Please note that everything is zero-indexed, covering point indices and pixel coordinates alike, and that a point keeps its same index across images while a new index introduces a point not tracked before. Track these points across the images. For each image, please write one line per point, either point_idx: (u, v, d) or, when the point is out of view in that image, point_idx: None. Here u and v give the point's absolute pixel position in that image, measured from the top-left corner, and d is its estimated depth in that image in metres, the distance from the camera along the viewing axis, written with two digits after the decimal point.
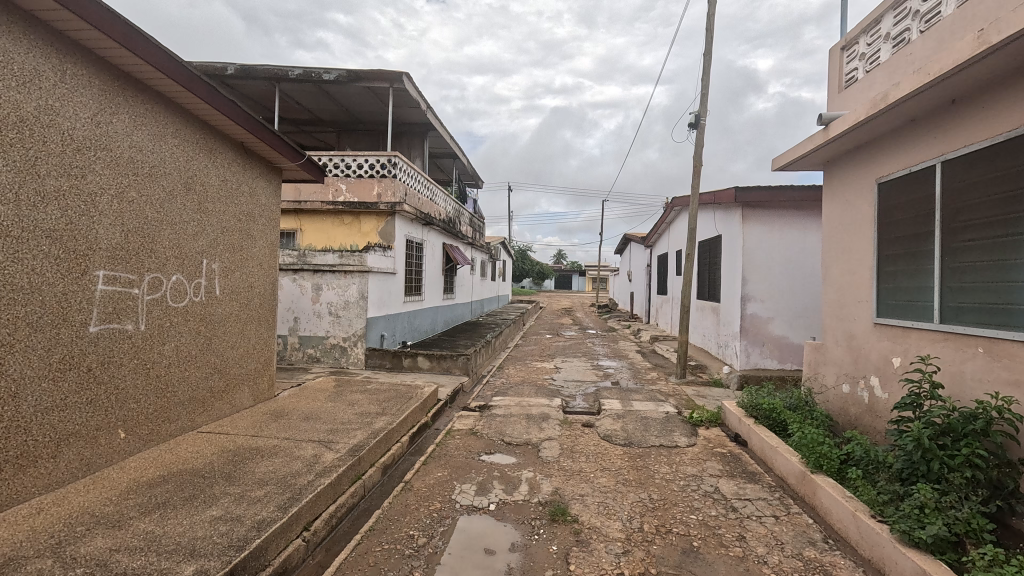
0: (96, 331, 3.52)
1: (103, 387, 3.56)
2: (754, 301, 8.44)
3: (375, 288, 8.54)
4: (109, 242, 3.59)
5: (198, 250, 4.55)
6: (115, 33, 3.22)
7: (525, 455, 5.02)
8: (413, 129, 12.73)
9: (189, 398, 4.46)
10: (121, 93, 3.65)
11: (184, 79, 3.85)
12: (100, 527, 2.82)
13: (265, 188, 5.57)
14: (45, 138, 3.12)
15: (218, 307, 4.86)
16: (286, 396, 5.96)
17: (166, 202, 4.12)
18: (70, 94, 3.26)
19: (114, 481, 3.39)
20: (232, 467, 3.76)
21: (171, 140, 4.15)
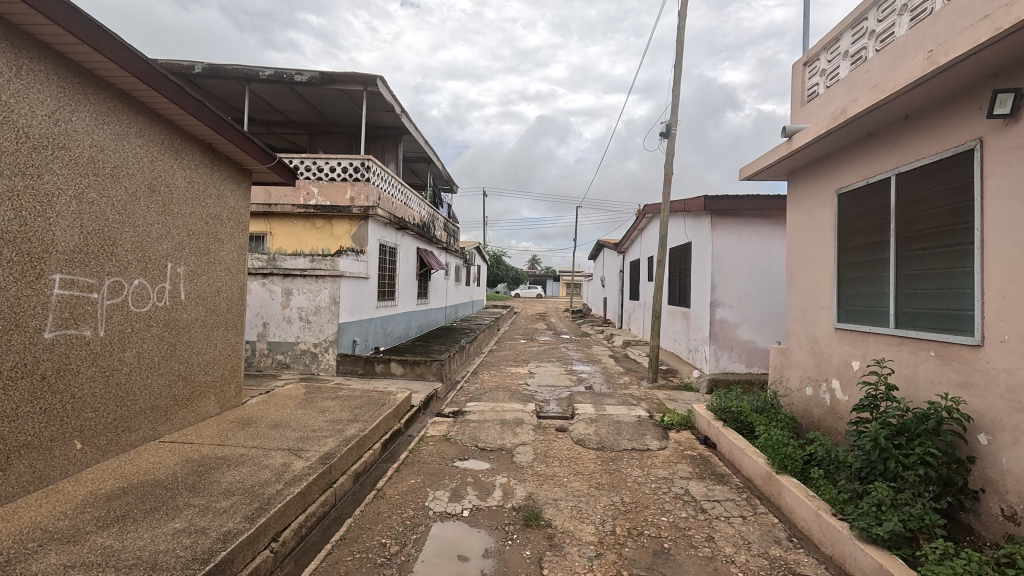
0: (52, 338, 3.37)
1: (60, 396, 3.41)
2: (723, 306, 8.65)
3: (346, 293, 8.42)
4: (67, 244, 3.46)
5: (162, 253, 4.41)
6: (75, 28, 3.11)
7: (500, 460, 5.01)
8: (388, 133, 12.65)
9: (150, 407, 4.30)
10: (81, 91, 3.52)
11: (150, 77, 3.74)
12: (53, 543, 2.70)
13: (233, 190, 5.44)
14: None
15: (183, 312, 4.71)
16: (254, 404, 5.80)
17: (130, 204, 4.00)
18: (26, 91, 3.14)
19: (69, 495, 3.24)
20: (197, 478, 3.64)
21: (135, 140, 4.02)
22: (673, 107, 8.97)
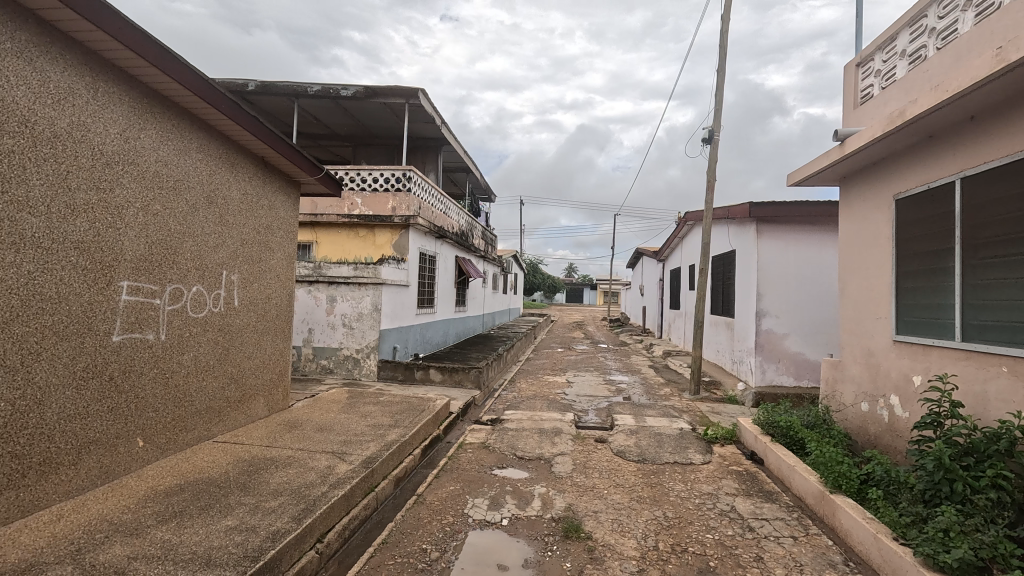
0: (119, 341, 3.59)
1: (125, 396, 3.63)
2: (769, 317, 8.36)
3: (388, 300, 8.62)
4: (134, 253, 3.69)
5: (218, 262, 4.64)
6: (146, 52, 3.34)
7: (538, 470, 4.98)
8: (428, 144, 12.92)
9: (206, 408, 4.51)
10: (149, 111, 3.77)
11: (211, 96, 3.96)
12: (118, 535, 2.86)
13: (284, 201, 5.68)
14: (77, 153, 3.22)
15: (236, 318, 4.93)
16: (299, 407, 5.99)
17: (190, 215, 4.23)
18: (102, 111, 3.38)
19: (132, 490, 3.43)
20: (247, 477, 3.79)
21: (195, 155, 4.26)
22: (716, 112, 8.79)
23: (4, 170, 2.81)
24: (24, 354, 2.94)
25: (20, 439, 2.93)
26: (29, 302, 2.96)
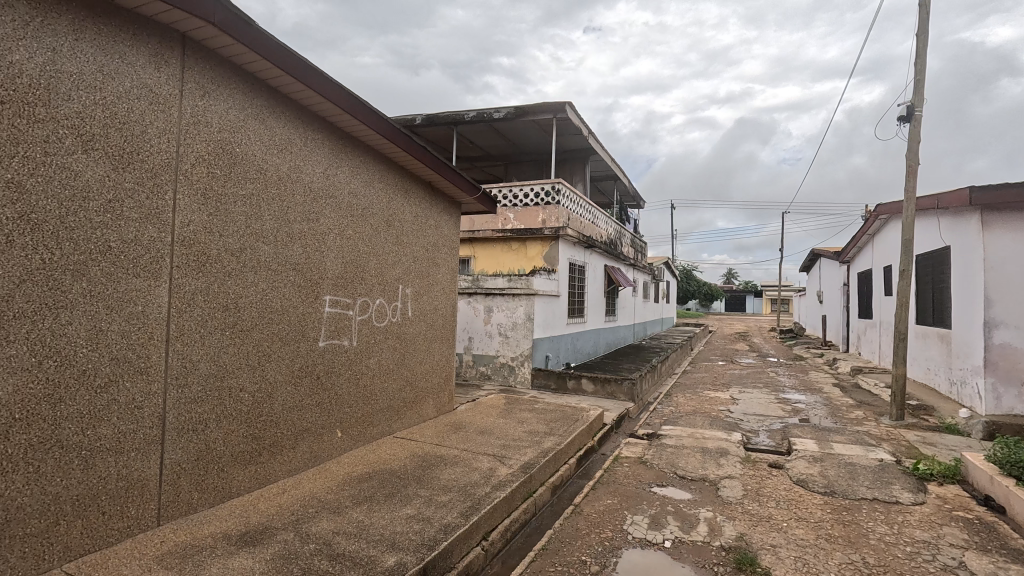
0: (323, 345, 4.25)
1: (328, 393, 4.28)
2: (1004, 327, 6.68)
3: (540, 310, 8.87)
4: (333, 272, 4.36)
5: (396, 277, 5.25)
6: (341, 101, 3.94)
7: (702, 492, 4.63)
8: (576, 155, 13.08)
9: (387, 407, 5.11)
10: (343, 150, 4.44)
11: (389, 132, 4.52)
12: (325, 511, 3.37)
13: (448, 220, 6.22)
14: (294, 192, 3.93)
15: (410, 327, 5.51)
16: (463, 410, 6.44)
17: (374, 237, 4.87)
18: (311, 155, 4.08)
19: (333, 474, 4.03)
20: (421, 472, 4.18)
21: (377, 185, 4.90)
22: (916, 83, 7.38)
23: (247, 209, 3.54)
24: (260, 355, 3.65)
25: (258, 424, 3.63)
26: (263, 314, 3.67)
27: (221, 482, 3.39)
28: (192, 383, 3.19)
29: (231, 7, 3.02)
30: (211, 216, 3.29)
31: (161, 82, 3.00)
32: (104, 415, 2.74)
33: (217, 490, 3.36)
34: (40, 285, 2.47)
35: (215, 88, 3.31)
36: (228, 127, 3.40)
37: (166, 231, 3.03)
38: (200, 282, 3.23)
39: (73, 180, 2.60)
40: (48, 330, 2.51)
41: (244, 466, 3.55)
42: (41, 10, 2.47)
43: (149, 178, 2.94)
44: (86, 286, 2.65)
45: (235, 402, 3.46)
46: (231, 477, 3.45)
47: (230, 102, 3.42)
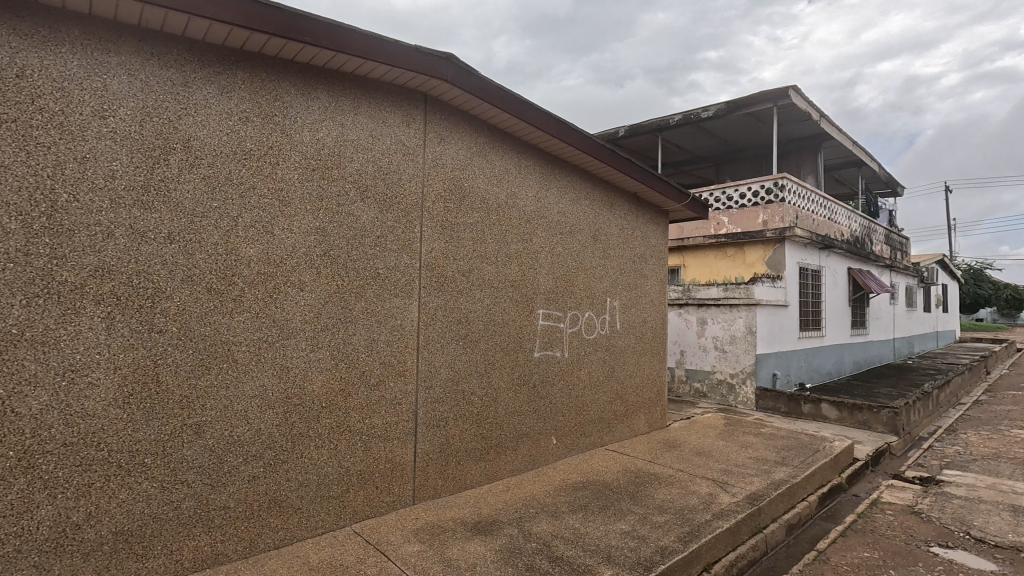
0: (539, 356, 4.54)
1: (544, 402, 4.56)
2: None
3: (764, 323, 7.95)
4: (546, 287, 4.63)
5: (603, 290, 5.32)
6: (549, 127, 4.22)
7: (1015, 566, 3.48)
8: (804, 144, 11.41)
9: (598, 418, 5.18)
10: (553, 173, 4.73)
11: (594, 150, 4.65)
12: (544, 513, 3.58)
13: (655, 230, 6.06)
14: (511, 216, 4.33)
15: (619, 340, 5.51)
16: (677, 428, 6.13)
17: (582, 253, 5.03)
18: (524, 181, 4.45)
19: (550, 478, 4.25)
20: (634, 488, 4.11)
21: (584, 202, 5.07)
22: None
23: (474, 235, 4.03)
24: (487, 364, 4.09)
25: (486, 425, 4.07)
26: (488, 327, 4.10)
27: (458, 474, 3.89)
28: (436, 385, 3.75)
29: (459, 62, 3.54)
30: (447, 243, 3.85)
31: (410, 136, 3.66)
32: (376, 408, 3.43)
33: (455, 480, 3.86)
34: (335, 305, 3.27)
35: (449, 134, 3.90)
36: (459, 166, 3.96)
37: (415, 258, 3.66)
38: (440, 300, 3.79)
39: (354, 223, 3.37)
40: (341, 338, 3.28)
41: (476, 461, 4.00)
42: (334, 98, 3.30)
43: (403, 216, 3.61)
44: (364, 305, 3.39)
45: (468, 404, 3.95)
46: (465, 470, 3.93)
47: (460, 144, 3.97)
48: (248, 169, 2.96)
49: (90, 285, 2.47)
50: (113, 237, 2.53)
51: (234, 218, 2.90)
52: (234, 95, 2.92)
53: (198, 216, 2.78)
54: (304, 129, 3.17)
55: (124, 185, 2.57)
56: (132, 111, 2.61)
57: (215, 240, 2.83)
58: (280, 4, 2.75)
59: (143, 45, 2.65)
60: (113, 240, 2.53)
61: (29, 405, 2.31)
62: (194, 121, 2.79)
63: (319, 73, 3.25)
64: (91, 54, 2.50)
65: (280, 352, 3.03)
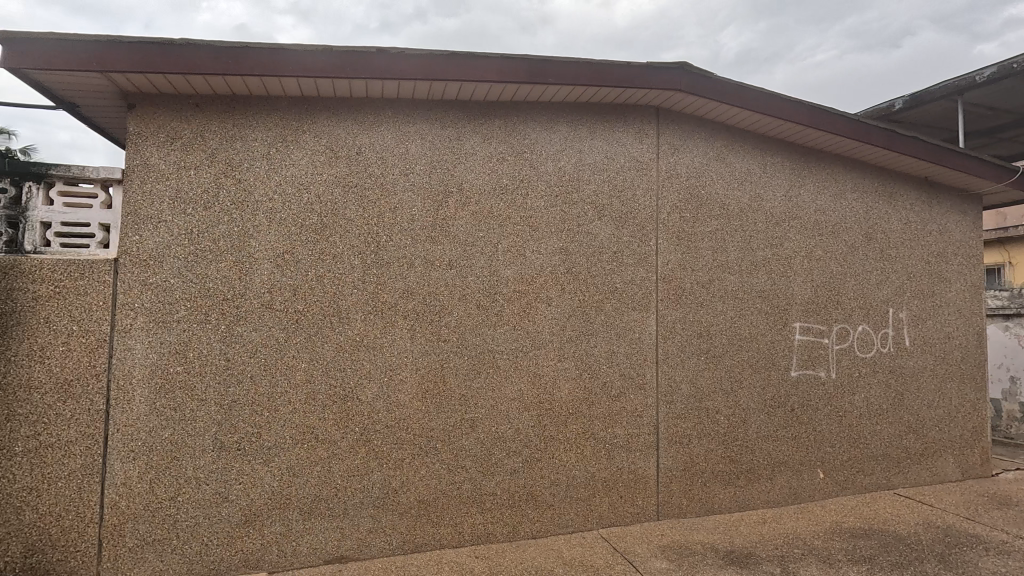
0: (797, 376, 3.95)
1: (806, 428, 3.95)
2: None
3: None
4: (802, 297, 4.03)
5: (883, 298, 4.36)
6: (801, 116, 3.72)
7: None
8: None
9: (882, 455, 4.25)
10: (807, 167, 4.14)
11: (863, 132, 3.90)
12: (813, 557, 3.12)
13: (960, 221, 4.72)
14: (757, 220, 3.95)
15: (910, 360, 4.42)
16: (1012, 481, 4.58)
17: (851, 255, 4.24)
18: (771, 180, 4.02)
19: (819, 518, 3.66)
20: (944, 550, 3.24)
21: (851, 196, 4.28)
22: None
23: (713, 244, 3.82)
24: (733, 382, 3.78)
25: (734, 448, 3.75)
26: (733, 342, 3.80)
27: (705, 496, 3.68)
28: (677, 401, 3.65)
29: (693, 69, 3.46)
30: (685, 255, 3.75)
31: (643, 151, 3.72)
32: (618, 419, 3.52)
33: (701, 502, 3.67)
34: (578, 318, 3.50)
35: (683, 143, 3.82)
36: (695, 174, 3.83)
37: (652, 271, 3.67)
38: (679, 313, 3.70)
39: (593, 241, 3.57)
40: (584, 350, 3.49)
41: (724, 485, 3.72)
42: (572, 127, 3.60)
43: (639, 230, 3.67)
44: (604, 318, 3.55)
45: (713, 423, 3.72)
46: (712, 493, 3.70)
47: (695, 151, 3.84)
48: (505, 201, 3.43)
49: (400, 304, 3.21)
50: (413, 266, 3.25)
51: (495, 244, 3.39)
52: (493, 140, 3.44)
53: (468, 245, 3.35)
54: (548, 160, 3.53)
55: (420, 225, 3.28)
56: (424, 166, 3.32)
57: (481, 264, 3.36)
58: (528, 54, 3.17)
59: (429, 114, 3.36)
60: (413, 268, 3.25)
61: (367, 393, 3.12)
62: (465, 167, 3.38)
63: (559, 108, 3.59)
64: (398, 128, 3.30)
65: (533, 360, 3.40)
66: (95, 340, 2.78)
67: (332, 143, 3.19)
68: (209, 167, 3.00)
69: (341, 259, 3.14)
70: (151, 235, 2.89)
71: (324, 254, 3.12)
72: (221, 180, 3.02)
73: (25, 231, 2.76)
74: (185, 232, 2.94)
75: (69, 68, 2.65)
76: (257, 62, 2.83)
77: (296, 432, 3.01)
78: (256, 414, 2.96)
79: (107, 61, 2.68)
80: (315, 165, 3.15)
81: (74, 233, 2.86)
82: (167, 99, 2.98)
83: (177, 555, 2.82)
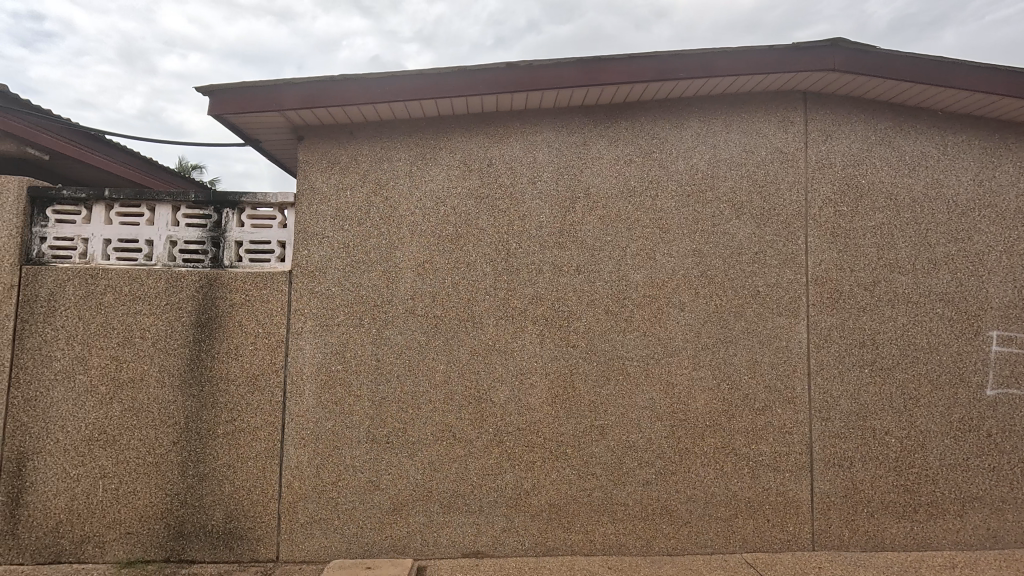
0: (995, 395, 3.28)
1: (1010, 460, 3.25)
2: None
3: None
4: (1001, 300, 3.34)
5: None
6: (995, 85, 3.11)
7: None
8: None
9: None
10: (1004, 143, 3.44)
11: None
12: None
13: None
14: (935, 210, 3.38)
15: None
16: None
17: None
18: (954, 162, 3.41)
19: None
20: None
21: None
22: None
23: (878, 240, 3.35)
24: (907, 400, 3.26)
25: (910, 476, 3.23)
26: (906, 353, 3.28)
27: (872, 528, 3.22)
28: (834, 418, 3.25)
29: (847, 44, 3.09)
30: (841, 253, 3.34)
31: (788, 141, 3.39)
32: (763, 434, 3.23)
33: (868, 535, 3.21)
34: (715, 324, 3.28)
35: (836, 128, 3.41)
36: (852, 163, 3.40)
37: (800, 272, 3.32)
38: (835, 319, 3.30)
39: (730, 241, 3.33)
40: (722, 358, 3.26)
41: (896, 518, 3.22)
42: (705, 122, 3.40)
43: (785, 227, 3.34)
44: (744, 324, 3.28)
45: (881, 445, 3.24)
46: (882, 525, 3.22)
47: (853, 137, 3.41)
48: (633, 204, 3.35)
49: (529, 309, 3.28)
50: (542, 272, 3.30)
51: (623, 248, 3.32)
52: (620, 142, 3.39)
53: (596, 249, 3.32)
54: (679, 158, 3.37)
55: (547, 231, 3.33)
56: (551, 173, 3.37)
57: (609, 269, 3.31)
58: (655, 52, 3.10)
59: (556, 122, 3.41)
60: (542, 274, 3.30)
61: (500, 395, 3.23)
62: (592, 171, 3.37)
63: (690, 103, 3.42)
64: (526, 138, 3.39)
65: (666, 368, 3.26)
66: (275, 341, 3.24)
67: (466, 157, 3.37)
68: (361, 187, 3.35)
69: (474, 266, 3.30)
70: (316, 249, 3.30)
71: (459, 262, 3.30)
72: (371, 197, 3.35)
73: (225, 249, 3.32)
74: (343, 245, 3.31)
75: (256, 110, 3.15)
76: (402, 89, 3.11)
77: (436, 430, 3.21)
78: (402, 411, 3.22)
79: (284, 101, 3.13)
80: (450, 179, 3.36)
81: (259, 250, 3.36)
82: (328, 129, 3.39)
83: (339, 535, 3.16)
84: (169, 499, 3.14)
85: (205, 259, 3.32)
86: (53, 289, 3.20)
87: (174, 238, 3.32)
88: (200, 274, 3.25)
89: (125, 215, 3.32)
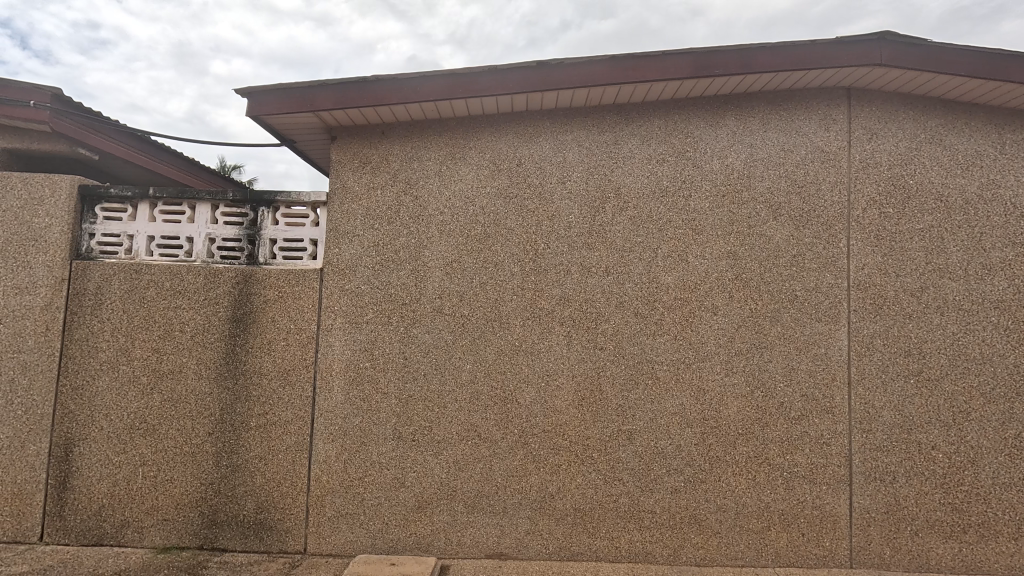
0: None
1: None
2: None
3: None
4: None
5: None
6: None
7: None
8: None
9: None
10: None
11: None
12: None
13: None
14: (990, 213, 3.18)
15: None
16: None
17: None
18: (1012, 162, 3.20)
19: None
20: None
21: None
22: None
23: (926, 244, 3.18)
24: (957, 413, 3.07)
25: (959, 494, 3.05)
26: (956, 364, 3.10)
27: (916, 547, 3.05)
28: (876, 430, 3.10)
29: (895, 37, 2.95)
30: (885, 257, 3.18)
31: (830, 139, 3.26)
32: (799, 445, 3.11)
33: (912, 555, 3.05)
34: (749, 329, 3.17)
35: (882, 126, 3.26)
36: (899, 162, 3.23)
37: (842, 277, 3.18)
38: (879, 326, 3.14)
39: (767, 244, 3.22)
40: (756, 364, 3.16)
41: (944, 538, 3.04)
42: (741, 120, 3.30)
43: (825, 230, 3.21)
44: (781, 330, 3.17)
45: (927, 461, 3.07)
46: (927, 545, 3.05)
47: (901, 135, 3.24)
48: (665, 204, 3.27)
49: (557, 310, 3.25)
50: (570, 273, 3.26)
51: (654, 250, 3.25)
52: (652, 141, 3.32)
53: (626, 250, 3.26)
54: (714, 157, 3.28)
55: (576, 232, 3.29)
56: (581, 173, 3.33)
57: (640, 270, 3.24)
58: (689, 49, 3.03)
59: (587, 121, 3.36)
60: (571, 275, 3.26)
61: (525, 396, 3.21)
62: (623, 171, 3.31)
63: (725, 101, 3.32)
64: (556, 138, 3.36)
65: (697, 373, 3.17)
66: (306, 337, 3.31)
67: (495, 157, 3.36)
68: (392, 187, 3.38)
69: (502, 266, 3.29)
70: (347, 248, 3.35)
71: (486, 262, 3.30)
72: (402, 197, 3.38)
73: (260, 247, 3.41)
74: (373, 244, 3.35)
75: (292, 111, 3.21)
76: (433, 89, 3.13)
77: (461, 429, 3.21)
78: (428, 410, 3.23)
79: (318, 102, 3.19)
80: (479, 179, 3.35)
81: (293, 248, 3.44)
82: (360, 129, 3.44)
83: (364, 530, 3.19)
84: (203, 488, 3.24)
85: (241, 256, 3.41)
86: (100, 283, 3.35)
87: (213, 236, 3.43)
88: (236, 271, 3.35)
89: (167, 214, 3.45)
